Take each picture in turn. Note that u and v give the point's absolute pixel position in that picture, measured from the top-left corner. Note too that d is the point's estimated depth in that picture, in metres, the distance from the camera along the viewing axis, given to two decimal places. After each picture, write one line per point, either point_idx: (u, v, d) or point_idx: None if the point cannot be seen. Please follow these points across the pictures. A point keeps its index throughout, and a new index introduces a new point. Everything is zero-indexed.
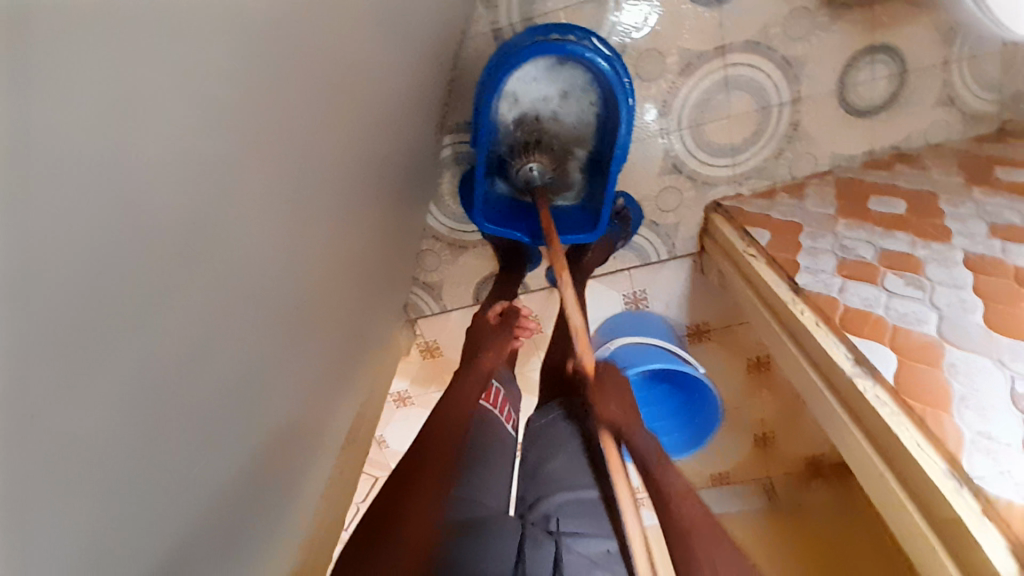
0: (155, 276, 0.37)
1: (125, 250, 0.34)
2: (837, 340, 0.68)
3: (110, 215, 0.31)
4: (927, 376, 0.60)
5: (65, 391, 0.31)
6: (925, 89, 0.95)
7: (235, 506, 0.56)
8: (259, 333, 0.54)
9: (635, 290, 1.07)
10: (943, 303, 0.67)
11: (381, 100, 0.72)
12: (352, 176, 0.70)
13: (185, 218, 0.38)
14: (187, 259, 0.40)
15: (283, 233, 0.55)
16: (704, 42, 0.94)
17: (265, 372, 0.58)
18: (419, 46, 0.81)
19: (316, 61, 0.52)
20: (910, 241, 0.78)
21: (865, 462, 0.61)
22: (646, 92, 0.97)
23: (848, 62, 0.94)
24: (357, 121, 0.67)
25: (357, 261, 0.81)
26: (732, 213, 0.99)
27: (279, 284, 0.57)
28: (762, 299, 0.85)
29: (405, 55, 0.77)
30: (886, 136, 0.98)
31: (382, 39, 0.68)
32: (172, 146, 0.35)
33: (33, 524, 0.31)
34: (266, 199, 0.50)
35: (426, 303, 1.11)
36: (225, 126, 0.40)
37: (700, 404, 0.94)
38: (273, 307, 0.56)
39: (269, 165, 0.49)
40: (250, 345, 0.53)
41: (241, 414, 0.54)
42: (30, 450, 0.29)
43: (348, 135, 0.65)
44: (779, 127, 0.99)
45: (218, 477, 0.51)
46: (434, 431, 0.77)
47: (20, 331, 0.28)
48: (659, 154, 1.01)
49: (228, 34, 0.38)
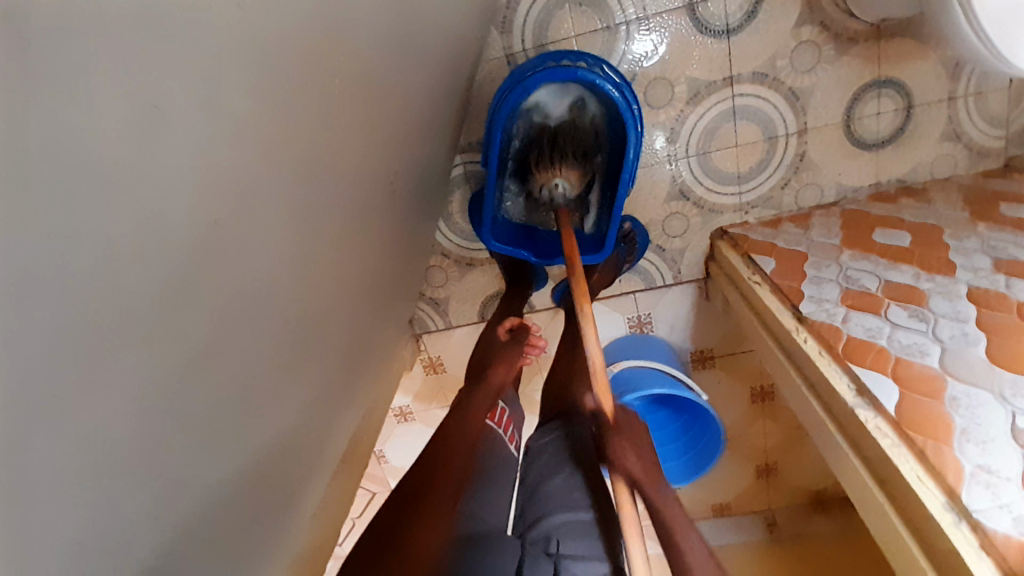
0: (174, 293, 0.37)
1: (150, 270, 0.34)
2: (840, 370, 0.69)
3: (142, 232, 0.32)
4: (929, 408, 0.60)
5: (89, 399, 0.32)
6: (933, 123, 0.96)
7: (233, 517, 0.56)
8: (265, 346, 0.55)
9: (639, 314, 1.09)
10: (947, 336, 0.67)
11: (393, 121, 0.74)
12: (362, 193, 0.72)
13: (207, 238, 0.39)
14: (204, 276, 0.41)
15: (292, 248, 0.56)
16: (710, 73, 0.95)
17: (269, 384, 0.59)
18: (433, 69, 0.82)
19: (333, 79, 0.53)
20: (914, 274, 0.78)
21: (866, 493, 0.61)
22: (655, 119, 0.99)
23: (854, 96, 0.95)
24: (369, 139, 0.68)
25: (363, 277, 0.82)
26: (737, 240, 1.00)
27: (285, 297, 0.57)
28: (766, 327, 0.85)
29: (419, 78, 0.78)
30: (892, 168, 0.99)
31: (397, 61, 0.69)
32: (199, 169, 0.36)
33: (50, 539, 0.31)
34: (278, 215, 0.50)
35: (433, 319, 1.13)
36: (249, 145, 0.42)
37: (700, 432, 0.98)
38: (278, 320, 0.57)
39: (284, 181, 0.50)
40: (255, 356, 0.54)
41: (246, 426, 0.55)
42: (56, 457, 0.30)
43: (359, 153, 0.66)
44: (786, 156, 1.00)
45: (220, 487, 0.52)
46: (444, 445, 0.77)
47: (47, 350, 0.28)
48: (667, 179, 1.02)
49: (260, 56, 0.39)
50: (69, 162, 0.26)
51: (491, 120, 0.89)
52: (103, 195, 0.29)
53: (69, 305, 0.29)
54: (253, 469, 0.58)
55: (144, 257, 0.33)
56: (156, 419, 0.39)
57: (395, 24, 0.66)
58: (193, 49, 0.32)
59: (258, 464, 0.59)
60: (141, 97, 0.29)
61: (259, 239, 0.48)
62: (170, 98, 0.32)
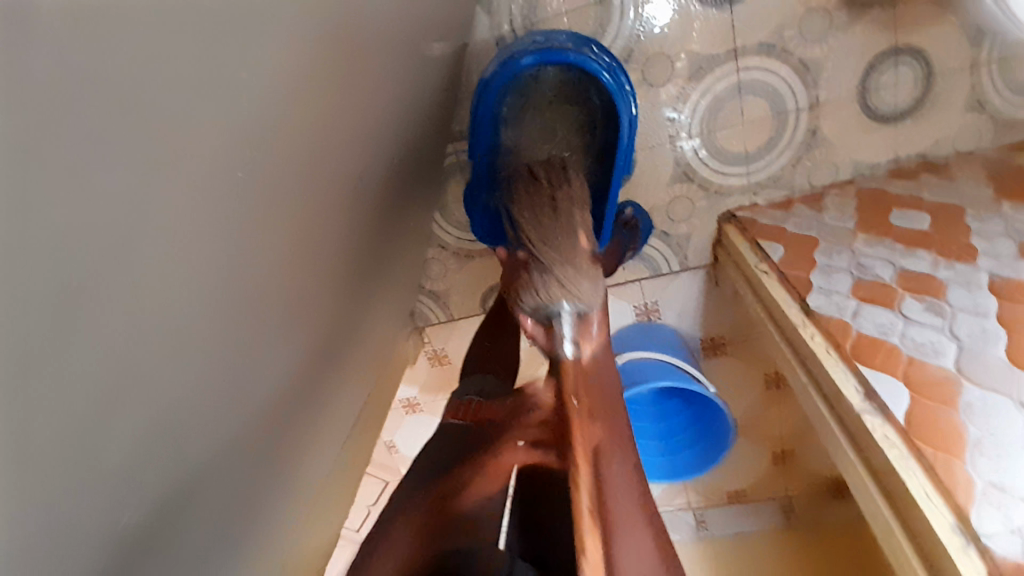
0: (81, 337, 0.35)
1: (39, 316, 0.32)
2: (848, 371, 0.64)
3: (30, 273, 0.30)
4: (940, 415, 0.56)
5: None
6: (957, 91, 0.88)
7: (195, 536, 0.55)
8: (227, 364, 0.54)
9: (646, 301, 1.04)
10: (965, 332, 0.62)
11: (373, 122, 0.71)
12: (338, 196, 0.68)
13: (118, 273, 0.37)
14: (124, 310, 0.38)
15: (254, 263, 0.53)
16: (714, 46, 0.89)
17: (239, 398, 0.57)
18: (415, 56, 0.78)
19: (297, 87, 0.50)
20: (932, 261, 0.72)
21: (874, 509, 0.58)
22: (656, 97, 0.93)
23: (871, 64, 0.88)
24: (346, 142, 0.65)
25: (348, 277, 0.80)
26: (745, 225, 0.95)
27: (251, 310, 0.55)
28: (773, 318, 0.81)
29: (401, 72, 0.74)
30: (911, 142, 0.92)
31: (373, 58, 0.66)
32: (100, 205, 0.33)
33: None
34: (225, 237, 0.48)
35: (435, 312, 1.10)
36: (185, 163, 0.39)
37: (705, 424, 0.96)
38: (238, 339, 0.54)
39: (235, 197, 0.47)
40: (210, 381, 0.52)
41: (213, 442, 0.54)
42: None
43: (332, 159, 0.63)
44: (797, 133, 0.93)
45: (168, 510, 0.50)
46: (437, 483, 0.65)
47: None
48: (671, 161, 0.97)
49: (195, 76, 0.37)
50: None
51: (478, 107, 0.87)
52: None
53: None
54: (220, 482, 0.57)
55: (33, 301, 0.31)
56: (86, 444, 0.39)
57: (367, 20, 0.62)
58: (76, 74, 0.30)
59: (229, 476, 0.59)
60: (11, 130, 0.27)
61: (211, 256, 0.46)
62: (53, 133, 0.30)
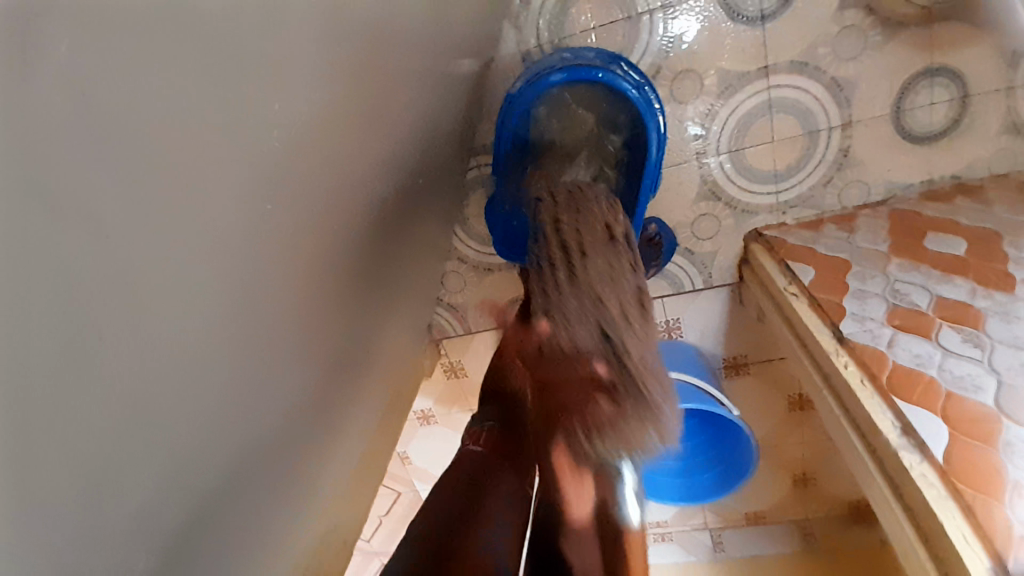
0: (135, 373, 0.34)
1: (100, 352, 0.31)
2: (882, 405, 0.62)
3: (95, 307, 0.29)
4: (978, 455, 0.54)
5: (45, 496, 0.30)
6: (992, 113, 0.86)
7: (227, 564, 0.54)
8: (268, 390, 0.53)
9: (667, 320, 1.03)
10: (1004, 366, 0.60)
11: (400, 139, 0.70)
12: (366, 214, 0.68)
13: (175, 304, 0.35)
14: (175, 342, 0.37)
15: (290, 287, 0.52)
16: (745, 62, 0.87)
17: (274, 424, 0.56)
18: (442, 70, 0.77)
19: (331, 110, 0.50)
20: (969, 290, 0.70)
21: (907, 549, 0.56)
22: (683, 113, 0.91)
23: (904, 85, 0.86)
24: (375, 162, 0.64)
25: (375, 295, 0.79)
26: (772, 244, 0.92)
27: (287, 335, 0.54)
28: (802, 343, 0.78)
29: (428, 87, 0.74)
30: (945, 164, 0.90)
31: (402, 76, 0.65)
32: (163, 237, 0.32)
33: None
34: (268, 261, 0.47)
35: (453, 326, 1.09)
36: (240, 192, 0.39)
37: (726, 448, 0.95)
38: (275, 365, 0.53)
39: (279, 217, 0.46)
40: (250, 408, 0.50)
41: (247, 470, 0.53)
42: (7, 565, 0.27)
43: (362, 178, 0.62)
44: (828, 153, 0.91)
45: (207, 539, 0.49)
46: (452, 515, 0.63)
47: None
48: (697, 179, 0.95)
49: (248, 106, 0.37)
50: (16, 255, 0.24)
51: (503, 122, 0.85)
52: (48, 272, 0.26)
53: (21, 408, 0.26)
54: (253, 510, 0.56)
55: (96, 341, 0.30)
56: (142, 481, 0.38)
57: (399, 41, 0.62)
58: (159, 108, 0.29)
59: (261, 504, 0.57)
60: (81, 164, 0.25)
61: (255, 284, 0.45)
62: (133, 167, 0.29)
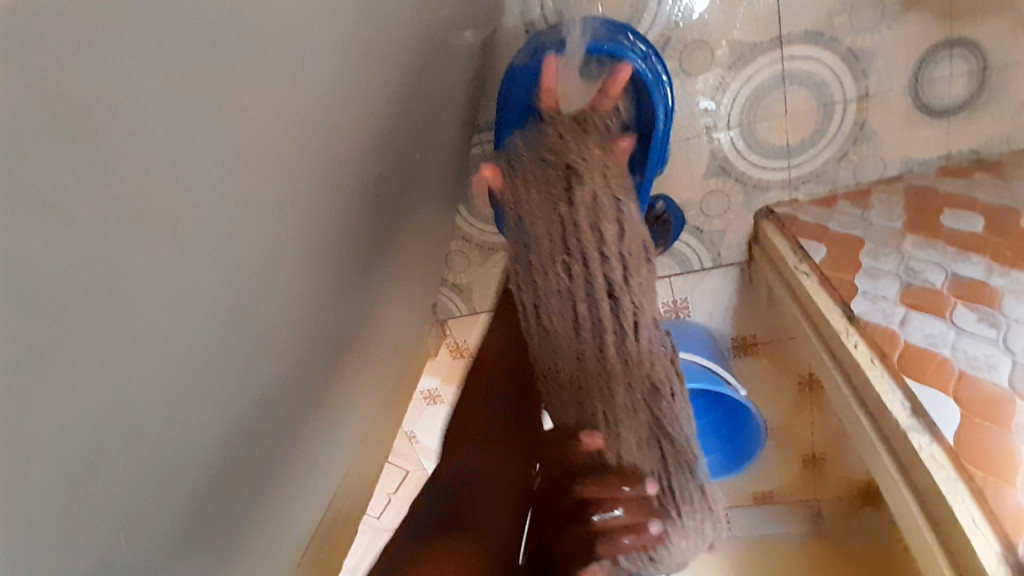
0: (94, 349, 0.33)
1: None
2: (893, 384, 0.60)
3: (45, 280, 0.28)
4: (991, 438, 0.52)
5: None
6: (1014, 86, 0.83)
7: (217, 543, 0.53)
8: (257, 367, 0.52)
9: (675, 298, 1.02)
10: (1020, 347, 0.58)
11: (396, 112, 0.68)
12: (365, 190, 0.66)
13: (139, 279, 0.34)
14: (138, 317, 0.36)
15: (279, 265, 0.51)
16: (758, 33, 0.84)
17: (267, 401, 0.56)
18: (442, 42, 0.75)
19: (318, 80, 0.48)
20: (986, 267, 0.68)
21: (913, 528, 0.55)
22: (692, 87, 0.88)
23: (922, 57, 0.83)
24: (368, 135, 0.62)
25: (376, 274, 0.78)
26: (784, 223, 0.90)
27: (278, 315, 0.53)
28: (812, 322, 0.77)
29: (428, 58, 0.72)
30: (964, 140, 0.87)
31: (398, 47, 0.63)
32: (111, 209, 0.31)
33: None
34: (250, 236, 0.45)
35: (456, 304, 1.08)
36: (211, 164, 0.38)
37: (734, 429, 0.94)
38: (259, 343, 0.52)
39: (253, 187, 0.45)
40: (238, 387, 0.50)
41: (238, 447, 0.53)
42: None
43: (356, 151, 0.61)
44: (842, 127, 0.88)
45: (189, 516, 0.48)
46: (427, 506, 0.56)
47: None
48: (706, 154, 0.92)
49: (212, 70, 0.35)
50: None
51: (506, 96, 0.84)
52: None
53: None
54: (246, 485, 0.56)
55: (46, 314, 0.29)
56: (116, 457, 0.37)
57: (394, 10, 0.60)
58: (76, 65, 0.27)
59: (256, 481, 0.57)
60: None
61: (227, 252, 0.44)
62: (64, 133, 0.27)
